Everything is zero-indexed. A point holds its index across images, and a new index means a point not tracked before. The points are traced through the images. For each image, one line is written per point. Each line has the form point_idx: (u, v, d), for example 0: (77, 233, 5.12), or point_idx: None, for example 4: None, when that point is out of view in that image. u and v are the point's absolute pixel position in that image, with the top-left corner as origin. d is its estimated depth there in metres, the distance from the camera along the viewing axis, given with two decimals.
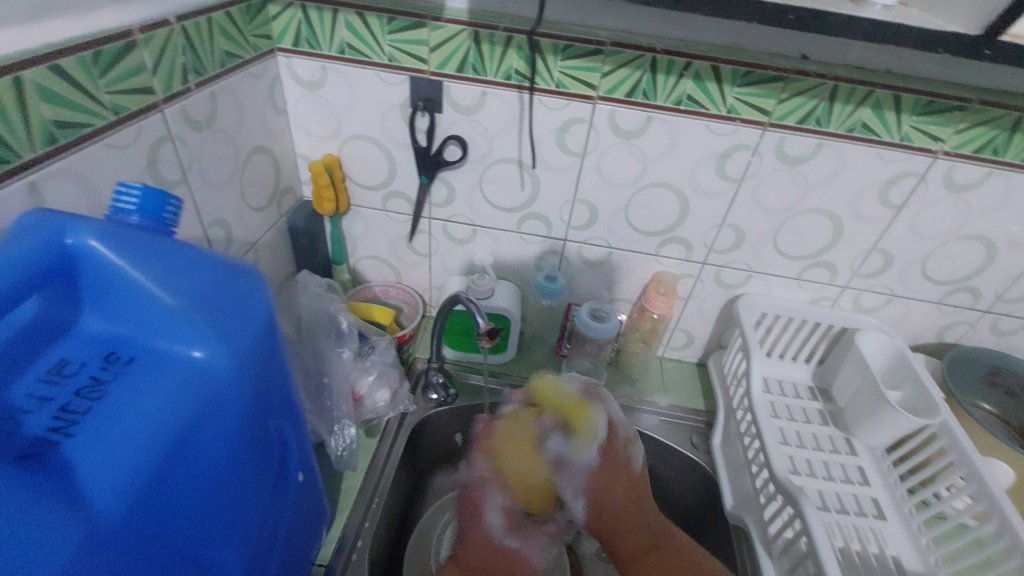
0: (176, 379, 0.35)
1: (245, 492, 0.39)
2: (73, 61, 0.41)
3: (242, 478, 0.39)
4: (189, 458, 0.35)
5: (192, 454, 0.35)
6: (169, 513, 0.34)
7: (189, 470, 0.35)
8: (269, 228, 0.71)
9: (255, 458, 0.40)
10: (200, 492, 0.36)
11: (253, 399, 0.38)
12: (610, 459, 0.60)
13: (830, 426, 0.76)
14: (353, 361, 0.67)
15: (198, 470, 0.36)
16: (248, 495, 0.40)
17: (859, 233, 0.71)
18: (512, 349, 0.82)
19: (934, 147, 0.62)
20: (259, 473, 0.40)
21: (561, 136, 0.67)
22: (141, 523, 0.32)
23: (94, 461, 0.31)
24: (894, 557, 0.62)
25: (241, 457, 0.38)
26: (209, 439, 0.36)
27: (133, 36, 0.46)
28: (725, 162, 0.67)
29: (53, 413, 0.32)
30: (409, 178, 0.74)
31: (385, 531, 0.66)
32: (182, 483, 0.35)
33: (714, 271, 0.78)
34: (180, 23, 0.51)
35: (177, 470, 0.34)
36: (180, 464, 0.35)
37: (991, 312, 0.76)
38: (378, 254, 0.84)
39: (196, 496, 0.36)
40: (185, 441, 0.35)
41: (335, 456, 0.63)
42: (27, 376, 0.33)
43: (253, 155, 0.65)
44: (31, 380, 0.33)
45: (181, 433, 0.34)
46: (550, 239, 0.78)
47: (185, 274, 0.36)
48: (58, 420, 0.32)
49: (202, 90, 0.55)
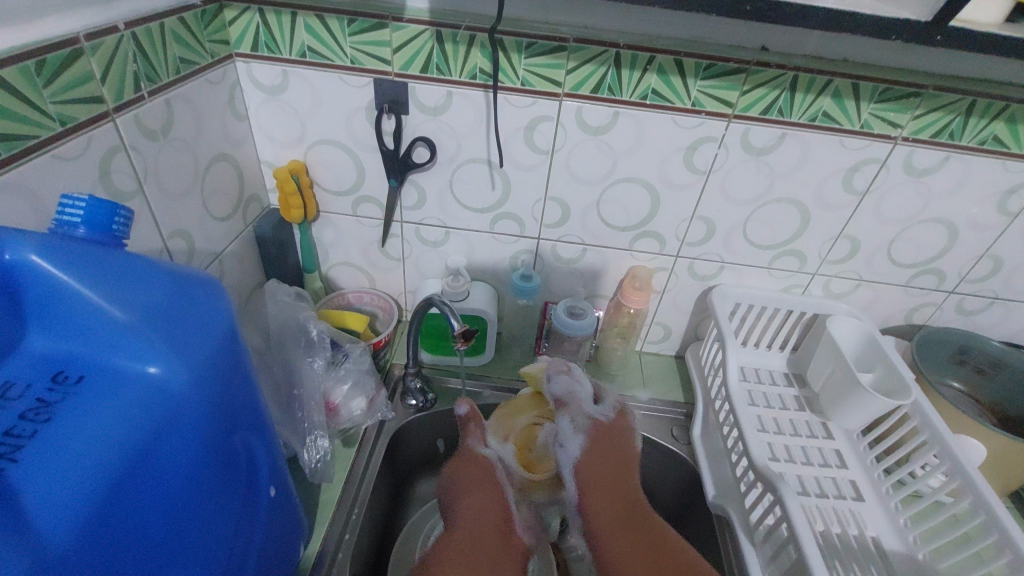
0: (131, 398, 0.33)
1: (211, 508, 0.38)
2: (15, 71, 0.39)
3: (208, 494, 0.37)
4: (149, 477, 0.34)
5: (152, 473, 0.34)
6: (131, 537, 0.33)
7: (150, 489, 0.34)
8: (234, 238, 0.69)
9: (221, 473, 0.38)
10: (164, 512, 0.35)
11: (215, 413, 0.36)
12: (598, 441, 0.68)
13: (806, 412, 0.76)
14: (325, 370, 0.65)
15: (159, 489, 0.34)
16: (215, 512, 0.38)
17: (825, 221, 0.72)
18: (490, 350, 0.82)
19: (894, 133, 0.63)
20: (226, 489, 0.39)
21: (529, 134, 0.67)
22: (98, 549, 0.31)
23: (45, 484, 0.29)
24: (874, 537, 0.63)
25: (205, 472, 0.37)
26: (171, 456, 0.35)
27: (79, 43, 0.44)
28: (693, 154, 0.67)
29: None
30: (378, 182, 0.73)
31: (366, 543, 0.65)
32: (143, 503, 0.34)
33: (687, 264, 0.78)
34: (129, 29, 0.49)
35: (136, 490, 0.33)
36: (139, 484, 0.33)
37: (956, 292, 0.78)
38: (350, 260, 0.83)
39: (161, 515, 0.34)
40: (144, 459, 0.33)
41: (310, 468, 0.62)
42: None
43: (215, 163, 0.64)
44: None
45: (140, 450, 0.33)
46: (524, 238, 0.77)
47: (138, 287, 0.34)
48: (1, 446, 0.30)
49: (156, 98, 0.53)
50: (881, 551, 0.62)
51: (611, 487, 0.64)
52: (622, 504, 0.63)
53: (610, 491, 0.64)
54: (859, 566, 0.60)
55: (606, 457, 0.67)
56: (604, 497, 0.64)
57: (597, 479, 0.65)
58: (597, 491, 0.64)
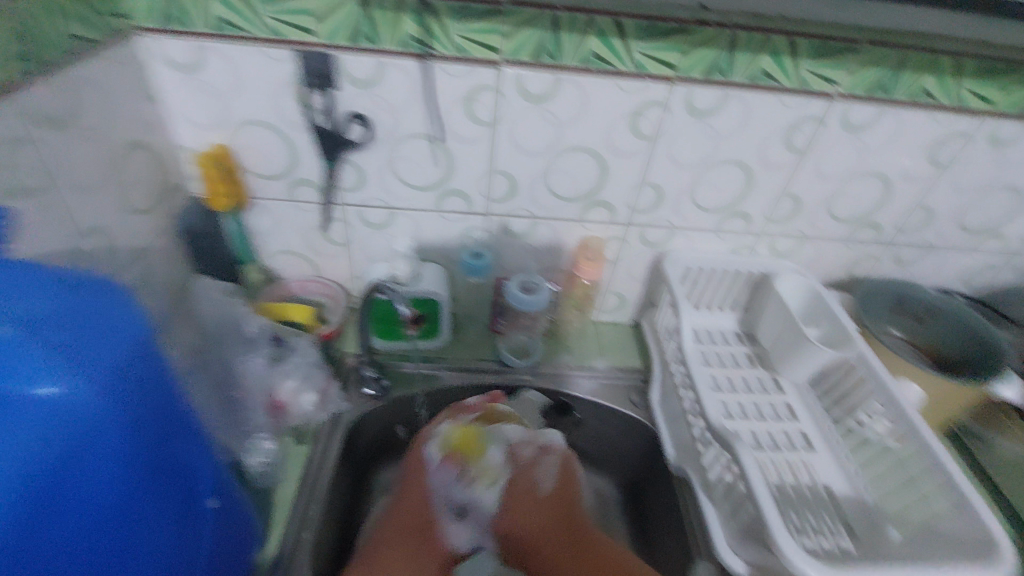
0: (26, 416, 0.30)
1: (143, 517, 0.37)
2: None
3: (139, 504, 0.36)
4: (70, 492, 0.32)
5: (60, 494, 0.32)
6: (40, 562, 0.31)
7: (73, 503, 0.32)
8: (157, 233, 0.64)
9: (151, 482, 0.37)
10: (75, 534, 0.33)
11: (137, 425, 0.34)
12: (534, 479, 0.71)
13: (758, 368, 0.79)
14: (270, 367, 0.64)
15: (83, 502, 0.33)
16: (148, 521, 0.37)
17: (770, 181, 0.73)
18: (446, 331, 0.80)
19: (832, 91, 0.64)
20: (159, 497, 0.38)
21: (470, 106, 0.64)
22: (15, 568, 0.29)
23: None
24: (824, 484, 0.66)
25: (133, 481, 0.35)
26: (81, 475, 0.32)
27: None
28: (638, 120, 0.66)
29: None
30: (312, 164, 0.69)
31: (327, 538, 0.63)
32: (65, 517, 0.32)
33: (638, 231, 0.78)
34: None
35: (55, 506, 0.31)
36: (59, 499, 0.32)
37: (892, 244, 0.81)
38: (289, 248, 0.78)
39: (72, 539, 0.32)
40: (46, 481, 0.31)
41: (258, 472, 0.61)
42: None
43: (129, 151, 0.58)
44: None
45: (56, 466, 0.31)
46: (472, 215, 0.75)
47: (28, 296, 0.31)
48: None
49: (59, 78, 0.47)
50: (831, 496, 0.65)
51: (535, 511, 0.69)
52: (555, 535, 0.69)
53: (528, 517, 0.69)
54: (811, 512, 0.63)
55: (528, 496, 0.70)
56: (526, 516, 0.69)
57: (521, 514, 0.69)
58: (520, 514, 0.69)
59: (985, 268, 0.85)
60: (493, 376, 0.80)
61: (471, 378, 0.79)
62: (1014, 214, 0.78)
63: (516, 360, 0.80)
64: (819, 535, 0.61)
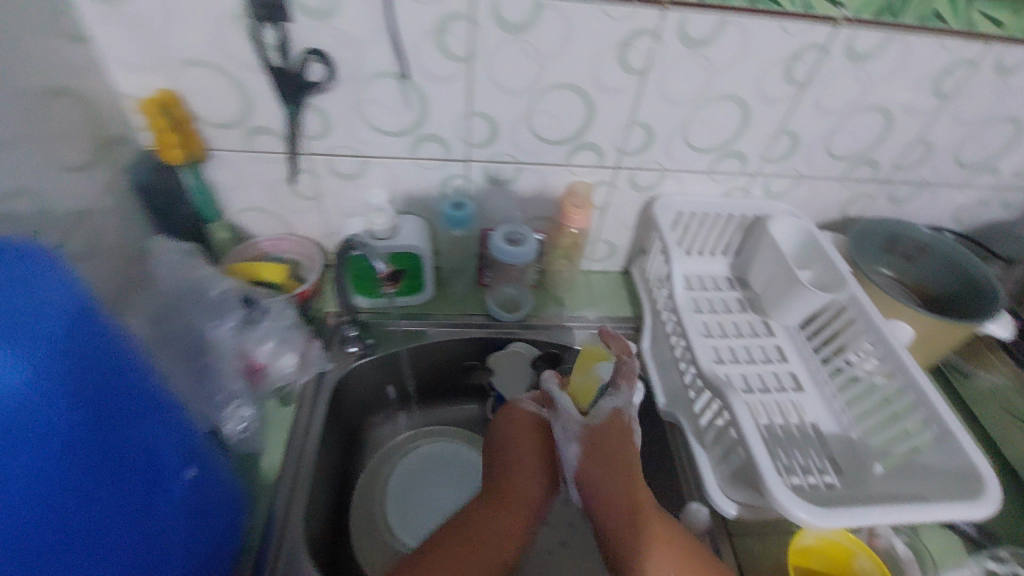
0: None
1: (99, 501, 0.35)
2: None
3: (91, 487, 0.35)
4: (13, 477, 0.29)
5: (7, 482, 0.29)
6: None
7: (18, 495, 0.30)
8: (103, 190, 0.57)
9: (103, 468, 0.36)
10: (32, 524, 0.30)
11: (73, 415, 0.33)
12: (601, 437, 0.59)
13: (749, 312, 0.79)
14: (238, 334, 0.58)
15: (31, 491, 0.30)
16: (105, 504, 0.36)
17: (765, 117, 0.68)
18: (429, 287, 0.76)
19: (835, 14, 0.58)
20: (114, 477, 0.37)
21: (441, 37, 0.57)
22: None
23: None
24: (813, 423, 0.67)
25: (83, 464, 0.34)
26: (26, 453, 0.30)
27: None
28: (627, 52, 0.60)
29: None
30: (272, 109, 0.62)
31: (322, 497, 0.65)
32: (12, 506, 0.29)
33: (628, 175, 0.74)
34: None
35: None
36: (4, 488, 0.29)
37: (888, 182, 0.78)
38: (257, 203, 0.72)
39: (35, 527, 0.31)
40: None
41: (236, 439, 0.59)
42: None
43: (52, 101, 0.50)
44: None
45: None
46: (452, 162, 0.70)
47: None
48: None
49: None
50: (819, 435, 0.66)
51: (607, 458, 0.58)
52: (626, 464, 0.58)
53: (603, 463, 0.58)
54: (798, 450, 0.64)
55: (620, 445, 0.59)
56: (603, 465, 0.58)
57: (603, 455, 0.58)
58: (601, 454, 0.58)
59: (977, 204, 0.83)
60: (481, 330, 0.78)
61: (460, 333, 0.77)
62: (1012, 148, 0.75)
63: (505, 315, 0.77)
64: (806, 473, 0.62)
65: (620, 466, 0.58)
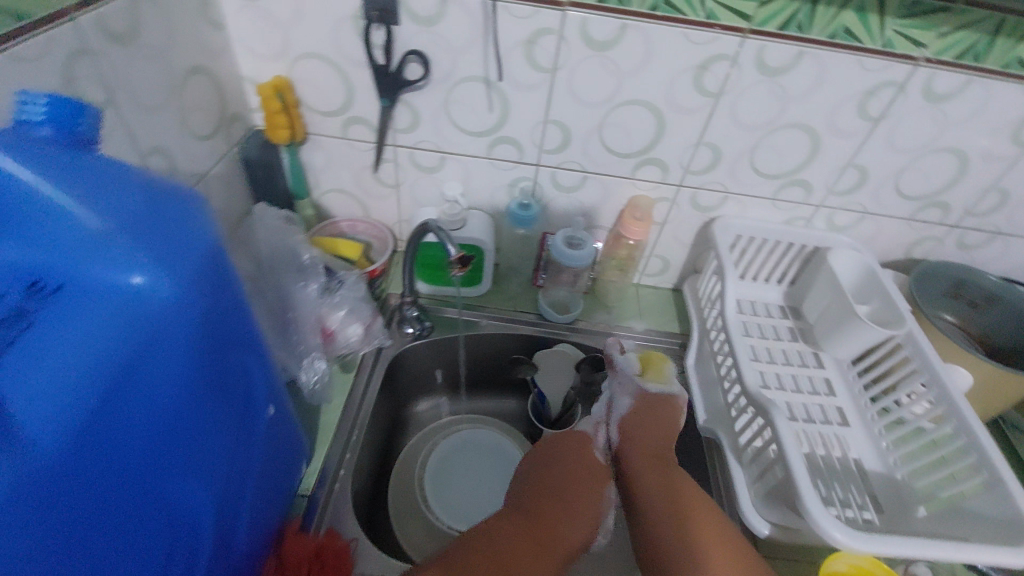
0: (104, 308, 0.30)
1: (206, 425, 0.36)
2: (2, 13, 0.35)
3: (201, 412, 0.36)
4: (138, 386, 0.31)
5: (129, 400, 0.31)
6: (103, 467, 0.30)
7: (134, 405, 0.31)
8: (219, 159, 0.65)
9: (215, 395, 0.37)
10: (146, 441, 0.32)
11: (204, 340, 0.34)
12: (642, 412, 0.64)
13: (799, 342, 0.79)
14: (320, 296, 0.65)
15: (148, 403, 0.32)
16: (210, 430, 0.37)
17: (834, 149, 0.69)
18: (487, 280, 0.81)
19: (916, 54, 0.59)
20: (221, 407, 0.38)
21: (529, 49, 0.62)
22: (89, 451, 0.29)
23: (14, 400, 0.27)
24: (856, 459, 0.66)
25: (199, 389, 0.35)
26: (152, 376, 0.32)
27: (70, 15, 0.41)
28: (703, 75, 0.63)
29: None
30: (369, 102, 0.68)
31: (368, 459, 0.69)
32: (129, 413, 0.31)
33: (690, 194, 0.76)
34: (81, 15, 0.42)
35: (120, 404, 0.30)
36: (125, 396, 0.31)
37: (958, 227, 0.77)
38: (342, 186, 0.79)
39: (143, 447, 0.32)
40: (123, 380, 0.30)
41: (309, 389, 0.64)
42: None
43: (192, 77, 0.57)
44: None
45: (130, 360, 0.30)
46: (523, 165, 0.74)
47: (114, 192, 0.31)
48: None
49: (87, 18, 0.43)
50: (861, 471, 0.65)
51: (644, 434, 0.64)
52: (662, 445, 0.63)
53: (640, 439, 0.63)
54: (838, 483, 0.63)
55: (662, 429, 0.64)
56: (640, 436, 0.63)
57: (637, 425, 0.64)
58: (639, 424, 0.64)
59: None
60: (530, 327, 0.81)
61: (510, 328, 0.81)
62: None
63: (555, 315, 0.80)
64: (844, 506, 0.61)
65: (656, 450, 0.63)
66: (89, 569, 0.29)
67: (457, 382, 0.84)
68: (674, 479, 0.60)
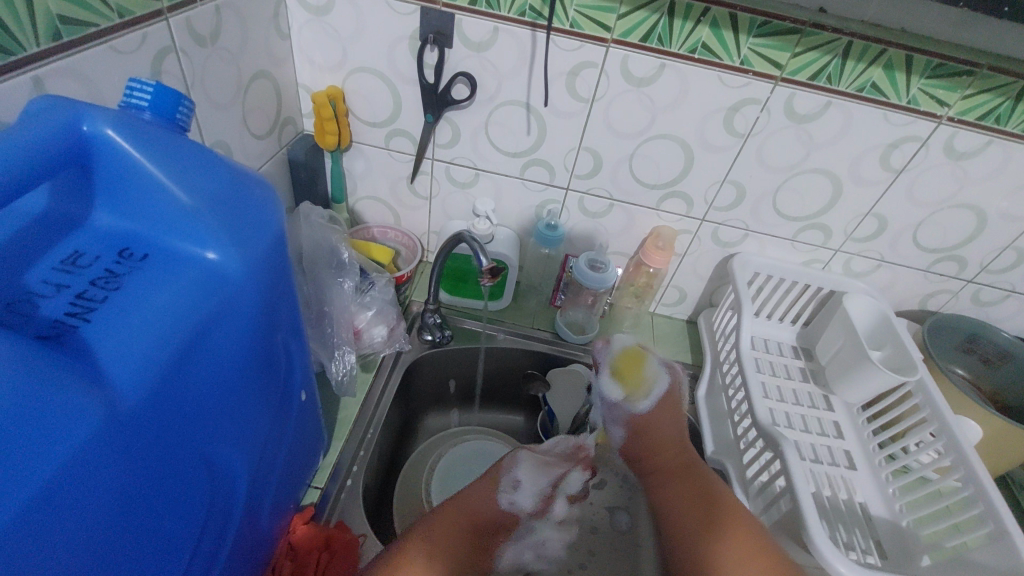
0: (183, 278, 0.33)
1: (250, 400, 0.38)
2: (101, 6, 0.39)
3: (249, 387, 0.38)
4: (204, 352, 0.33)
5: (196, 364, 0.33)
6: (167, 427, 0.31)
7: (198, 372, 0.33)
8: (269, 158, 0.68)
9: (262, 372, 0.39)
10: (203, 406, 0.34)
11: (263, 317, 0.37)
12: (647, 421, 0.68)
13: (810, 383, 0.80)
14: (353, 294, 0.67)
15: (209, 371, 0.34)
16: (253, 407, 0.39)
17: (855, 197, 0.72)
18: (508, 295, 0.84)
19: (940, 112, 0.62)
20: (265, 387, 0.40)
21: (571, 80, 0.66)
22: (158, 411, 0.31)
23: (102, 354, 0.28)
24: (862, 503, 0.66)
25: (250, 365, 0.37)
26: (217, 343, 0.34)
27: (162, 15, 0.45)
28: (734, 116, 0.66)
29: (55, 317, 0.29)
30: (414, 117, 0.72)
31: (380, 458, 0.71)
32: (194, 380, 0.33)
33: (712, 229, 0.79)
34: (172, 16, 0.46)
35: (188, 370, 0.32)
36: (193, 363, 0.33)
37: (973, 282, 0.79)
38: (378, 195, 0.83)
39: (200, 413, 0.34)
40: (192, 349, 0.32)
41: (338, 380, 0.66)
42: (77, 237, 0.34)
43: (256, 80, 0.61)
44: (82, 240, 0.34)
45: (203, 325, 0.33)
46: (553, 188, 0.77)
47: (198, 172, 0.34)
48: (48, 328, 0.29)
49: (176, 17, 0.46)
50: (867, 516, 0.65)
51: (661, 441, 0.66)
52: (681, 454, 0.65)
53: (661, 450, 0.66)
54: (843, 525, 0.64)
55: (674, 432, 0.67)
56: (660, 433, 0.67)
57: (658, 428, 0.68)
58: (657, 426, 0.68)
59: None
60: (546, 345, 0.83)
61: (526, 345, 0.83)
62: None
63: (572, 335, 0.82)
64: (848, 549, 0.61)
65: (673, 460, 0.65)
66: (145, 531, 0.31)
67: (469, 393, 0.86)
68: (702, 490, 0.60)
